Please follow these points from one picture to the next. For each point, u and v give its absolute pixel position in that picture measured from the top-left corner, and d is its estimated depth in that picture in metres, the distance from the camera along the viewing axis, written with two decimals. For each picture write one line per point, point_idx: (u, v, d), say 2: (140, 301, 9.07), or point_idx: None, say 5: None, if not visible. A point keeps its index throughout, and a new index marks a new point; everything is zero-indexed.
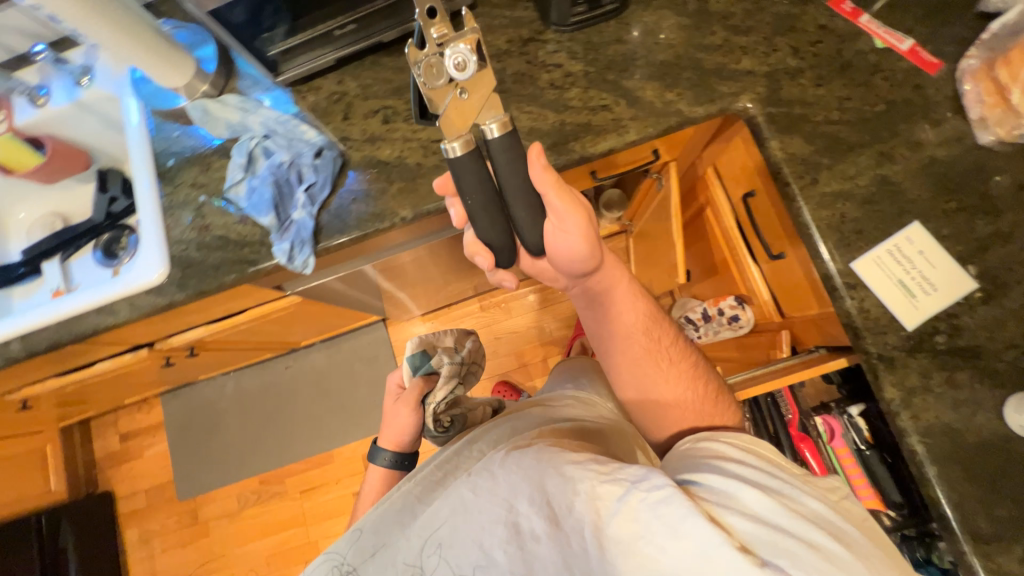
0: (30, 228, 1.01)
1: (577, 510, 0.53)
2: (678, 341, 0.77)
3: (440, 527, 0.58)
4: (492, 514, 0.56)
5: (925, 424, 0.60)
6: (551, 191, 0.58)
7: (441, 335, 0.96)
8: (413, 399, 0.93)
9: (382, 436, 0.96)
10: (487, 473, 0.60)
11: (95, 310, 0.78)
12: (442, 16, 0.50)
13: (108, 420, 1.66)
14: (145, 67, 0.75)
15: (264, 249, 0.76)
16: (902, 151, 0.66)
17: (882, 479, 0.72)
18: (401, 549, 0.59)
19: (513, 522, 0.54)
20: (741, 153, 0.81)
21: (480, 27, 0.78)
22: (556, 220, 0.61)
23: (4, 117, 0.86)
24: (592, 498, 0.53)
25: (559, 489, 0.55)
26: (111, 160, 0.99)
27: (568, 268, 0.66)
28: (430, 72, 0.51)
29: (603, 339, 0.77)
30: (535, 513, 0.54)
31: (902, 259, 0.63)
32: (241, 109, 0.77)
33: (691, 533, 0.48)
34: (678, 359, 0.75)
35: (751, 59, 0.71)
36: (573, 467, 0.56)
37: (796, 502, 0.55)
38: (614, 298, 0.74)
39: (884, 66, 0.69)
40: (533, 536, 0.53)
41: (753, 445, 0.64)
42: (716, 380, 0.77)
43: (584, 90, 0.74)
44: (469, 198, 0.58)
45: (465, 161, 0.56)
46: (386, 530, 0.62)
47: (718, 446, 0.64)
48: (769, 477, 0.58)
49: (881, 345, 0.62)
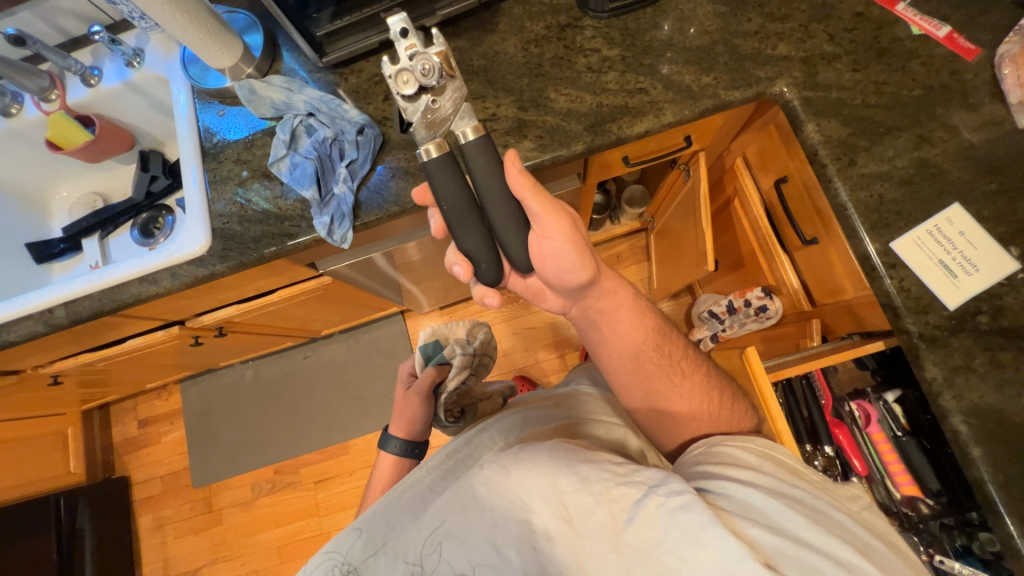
0: (72, 206, 1.04)
1: (593, 512, 0.51)
2: (687, 354, 0.76)
3: (446, 523, 0.57)
4: (504, 511, 0.54)
5: (969, 403, 0.59)
6: (528, 196, 0.59)
7: (454, 327, 0.98)
8: (424, 389, 0.90)
9: (393, 423, 0.93)
10: (498, 467, 0.57)
11: (137, 281, 0.80)
12: (410, 32, 0.53)
13: (127, 406, 1.68)
14: (197, 46, 0.77)
15: (304, 223, 0.78)
16: (940, 135, 0.67)
17: (920, 467, 0.70)
18: (410, 536, 0.59)
19: (525, 520, 0.53)
20: (774, 140, 0.82)
21: (520, 13, 0.81)
22: (539, 228, 0.62)
23: (59, 97, 0.90)
24: (607, 500, 0.52)
25: (573, 489, 0.53)
26: (153, 142, 1.03)
27: (561, 280, 0.66)
28: (400, 80, 0.53)
29: (609, 361, 0.74)
30: (546, 512, 0.52)
31: (943, 239, 0.63)
32: (286, 88, 0.81)
33: (713, 544, 0.47)
34: (691, 371, 0.74)
35: (787, 45, 0.73)
36: (588, 467, 0.55)
37: (821, 512, 0.53)
38: (620, 316, 0.73)
39: (922, 52, 0.70)
40: (544, 534, 0.52)
41: (770, 450, 0.63)
42: (730, 389, 0.75)
43: (621, 74, 0.76)
44: (445, 203, 0.60)
45: (438, 164, 0.58)
46: (393, 523, 0.61)
47: (731, 450, 0.63)
48: (789, 486, 0.56)
49: (922, 325, 0.62)
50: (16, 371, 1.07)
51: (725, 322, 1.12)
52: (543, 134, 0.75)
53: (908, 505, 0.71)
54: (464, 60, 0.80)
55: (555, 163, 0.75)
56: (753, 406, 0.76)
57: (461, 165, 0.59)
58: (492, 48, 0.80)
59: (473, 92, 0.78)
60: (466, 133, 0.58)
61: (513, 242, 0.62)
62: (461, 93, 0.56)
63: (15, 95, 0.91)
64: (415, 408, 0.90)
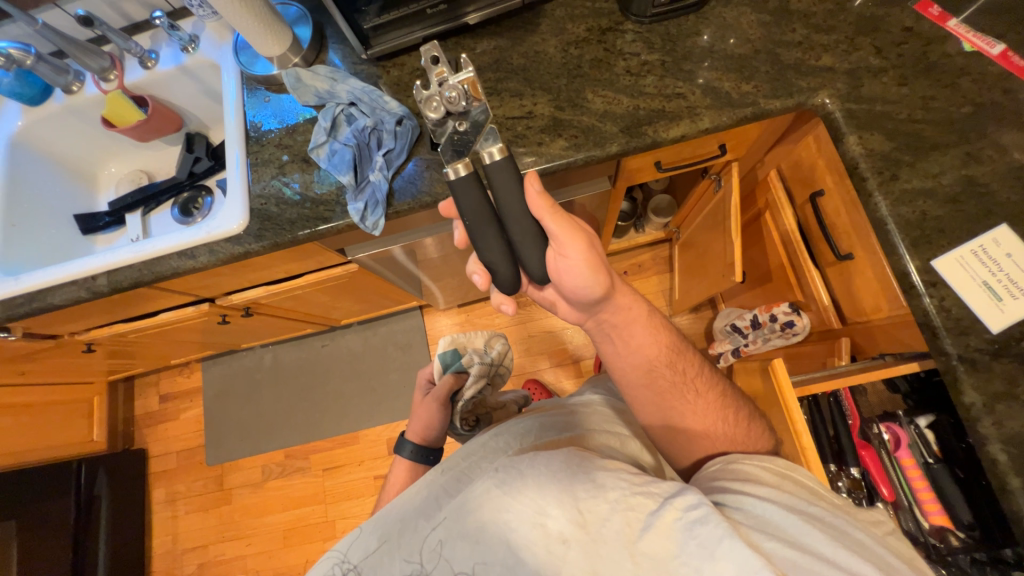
0: (119, 182, 1.09)
1: (609, 519, 0.51)
2: (703, 372, 0.74)
3: (457, 525, 0.56)
4: (521, 514, 0.52)
5: (1009, 431, 0.57)
6: (546, 215, 0.59)
7: (472, 336, 0.98)
8: (441, 395, 0.88)
9: (410, 428, 0.90)
10: (514, 471, 0.56)
11: (176, 255, 0.83)
12: (440, 61, 0.57)
13: (151, 380, 1.73)
14: (250, 34, 0.79)
15: (339, 208, 0.80)
16: (989, 153, 0.65)
17: (952, 496, 0.68)
18: (424, 533, 0.58)
19: (541, 524, 0.51)
20: (811, 152, 0.81)
21: (563, 15, 0.82)
22: (556, 246, 0.61)
23: (117, 78, 0.95)
24: (625, 507, 0.52)
25: (588, 495, 0.52)
26: (199, 126, 1.07)
27: (575, 295, 0.65)
28: (427, 104, 0.57)
29: (622, 374, 0.73)
30: (562, 516, 0.51)
31: (989, 260, 0.61)
32: (330, 78, 0.83)
33: (730, 556, 0.46)
34: (706, 389, 0.73)
35: (832, 56, 0.73)
36: (605, 475, 0.55)
37: (842, 531, 0.51)
38: (633, 331, 0.71)
39: (974, 68, 0.69)
40: (559, 539, 0.50)
41: (790, 470, 0.61)
42: (747, 409, 0.74)
43: (659, 78, 0.76)
44: (468, 218, 0.61)
45: (465, 181, 0.59)
46: (403, 521, 0.60)
47: (747, 467, 0.62)
48: (807, 503, 0.55)
49: (962, 346, 0.60)
50: (53, 337, 1.11)
51: (749, 337, 1.10)
52: (578, 133, 0.75)
53: (937, 536, 0.68)
54: (504, 59, 0.81)
55: (588, 163, 0.75)
56: (771, 428, 0.74)
57: (484, 182, 0.60)
58: (532, 48, 0.81)
59: (511, 90, 0.79)
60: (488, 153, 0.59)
61: (532, 257, 0.61)
62: (484, 116, 0.59)
63: (77, 74, 0.96)
64: (432, 413, 0.88)
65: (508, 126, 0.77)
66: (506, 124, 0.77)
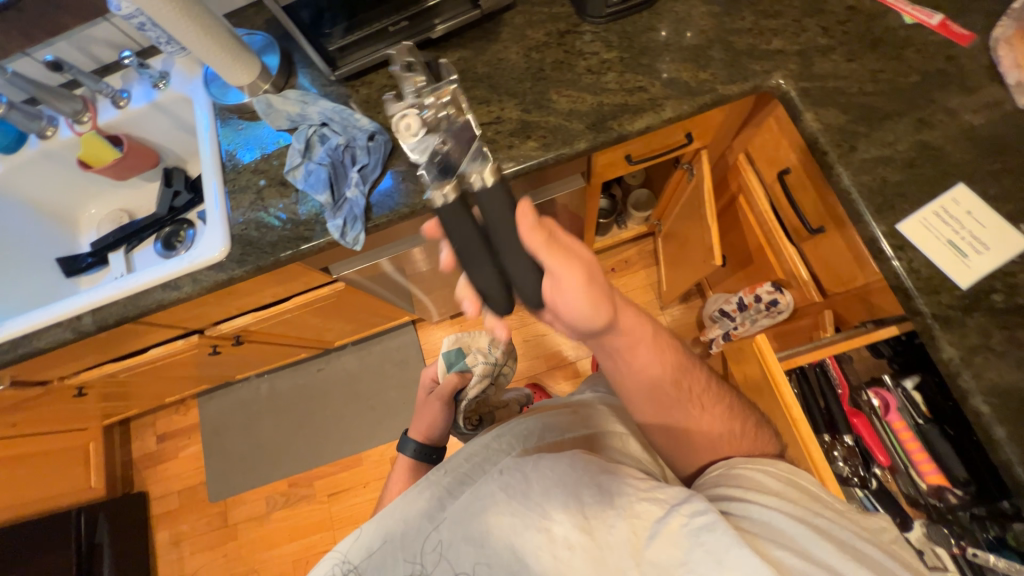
0: (99, 223, 1.09)
1: (614, 526, 0.51)
2: (709, 384, 0.72)
3: (463, 527, 0.56)
4: (526, 518, 0.53)
5: (989, 383, 0.58)
6: (541, 250, 0.54)
7: (475, 335, 0.96)
8: (446, 394, 0.87)
9: (411, 426, 0.90)
10: (518, 473, 0.57)
11: (160, 287, 0.83)
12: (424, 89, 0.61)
13: (147, 421, 1.70)
14: (218, 65, 0.80)
15: (318, 227, 0.80)
16: (939, 118, 0.68)
17: (944, 454, 0.69)
18: (427, 535, 0.58)
19: (545, 529, 0.52)
20: (773, 133, 0.84)
21: (522, 23, 0.85)
22: (554, 279, 0.55)
23: (90, 119, 0.96)
24: (630, 514, 0.52)
25: (595, 502, 0.53)
26: (176, 160, 1.08)
27: (574, 326, 0.59)
28: (408, 123, 0.58)
29: (627, 391, 0.69)
30: (567, 521, 0.52)
31: (950, 219, 0.63)
32: (301, 101, 0.84)
33: (738, 565, 0.46)
34: (713, 403, 0.70)
35: (781, 39, 0.76)
36: (611, 479, 0.55)
37: (848, 541, 0.52)
38: (638, 353, 0.66)
39: (916, 39, 0.72)
40: (564, 544, 0.51)
41: (795, 475, 0.62)
42: (748, 411, 0.73)
43: (620, 74, 0.78)
44: (456, 246, 0.57)
45: (451, 209, 0.55)
46: (405, 523, 0.60)
47: (750, 472, 0.62)
48: (813, 512, 0.55)
49: (935, 305, 0.61)
50: (42, 384, 1.10)
51: (737, 320, 1.11)
52: (547, 133, 0.77)
53: (936, 496, 0.69)
54: (469, 68, 0.84)
55: (559, 161, 0.77)
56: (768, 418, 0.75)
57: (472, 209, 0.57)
58: (495, 56, 0.83)
59: (478, 97, 0.81)
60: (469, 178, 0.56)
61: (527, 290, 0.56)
62: (466, 133, 0.58)
63: (51, 119, 0.97)
64: (435, 413, 0.88)
65: (480, 132, 0.79)
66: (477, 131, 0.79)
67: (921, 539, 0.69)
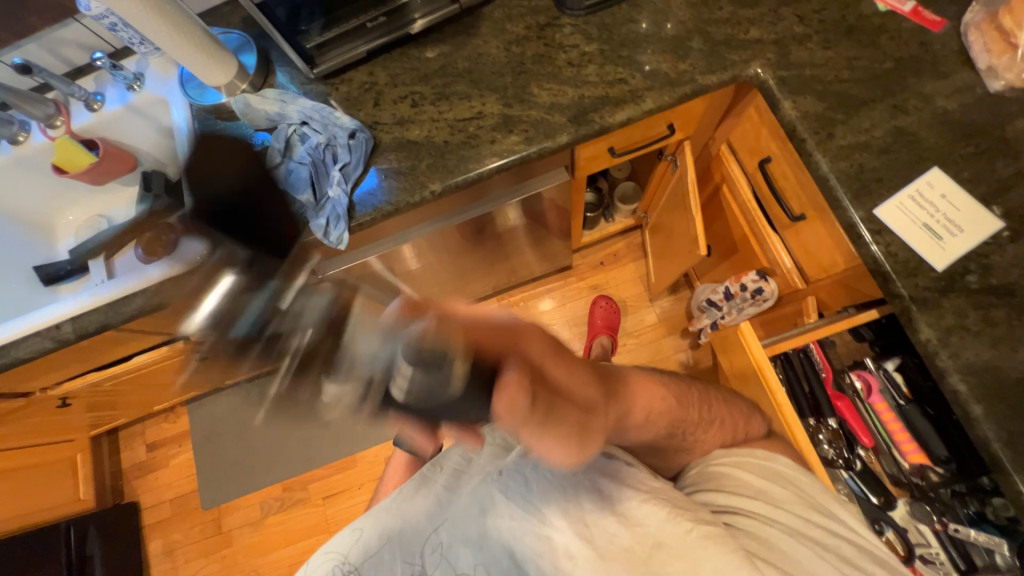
0: (77, 229, 1.06)
1: (616, 535, 0.54)
2: (706, 404, 0.69)
3: (469, 529, 0.60)
4: (527, 526, 0.56)
5: (965, 361, 0.59)
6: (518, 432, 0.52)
7: None
8: None
9: None
10: (519, 476, 0.59)
11: (141, 292, 0.82)
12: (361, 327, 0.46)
13: (135, 430, 1.67)
14: (192, 65, 0.79)
15: (301, 227, 0.80)
16: (914, 103, 0.69)
17: (925, 433, 0.71)
18: (427, 537, 0.61)
19: (546, 535, 0.55)
20: (754, 123, 0.84)
21: (502, 16, 0.84)
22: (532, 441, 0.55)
23: (64, 123, 0.94)
24: (632, 524, 0.55)
25: (595, 510, 0.56)
26: (155, 163, 1.06)
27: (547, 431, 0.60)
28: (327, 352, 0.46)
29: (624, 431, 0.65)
30: (568, 530, 0.55)
31: (926, 203, 0.64)
32: (280, 100, 0.83)
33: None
34: (709, 425, 0.68)
35: (759, 29, 0.76)
36: (613, 485, 0.58)
37: (828, 546, 0.58)
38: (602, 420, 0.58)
39: (890, 27, 0.73)
40: (566, 554, 0.54)
41: (779, 471, 0.66)
42: (739, 412, 0.72)
43: (600, 66, 0.78)
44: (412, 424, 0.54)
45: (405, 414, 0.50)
46: (403, 524, 0.62)
47: (725, 467, 0.67)
48: (797, 516, 0.61)
49: (913, 287, 0.62)
50: (24, 395, 1.08)
51: (724, 309, 1.12)
52: (529, 128, 0.77)
53: (918, 475, 0.70)
54: (450, 63, 0.83)
55: (542, 155, 0.77)
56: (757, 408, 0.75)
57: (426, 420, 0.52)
58: (475, 50, 0.83)
59: (459, 92, 0.81)
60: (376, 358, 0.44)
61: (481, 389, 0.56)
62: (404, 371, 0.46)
63: (23, 123, 0.95)
64: None
65: (462, 128, 0.79)
66: (459, 126, 0.79)
67: (906, 517, 0.70)
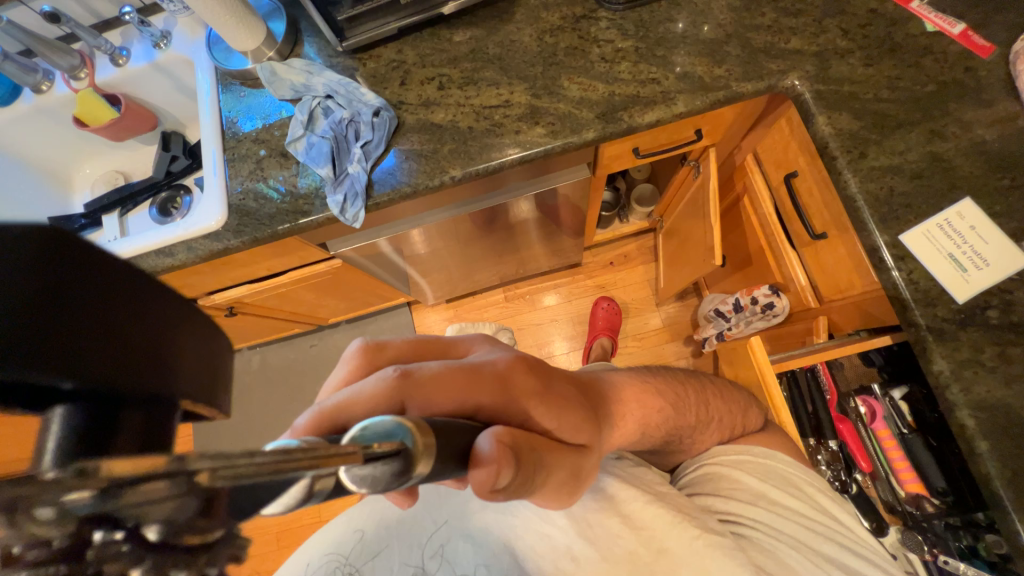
0: (94, 184, 1.06)
1: (620, 537, 0.55)
2: (707, 411, 0.67)
3: (469, 519, 0.60)
4: (527, 522, 0.57)
5: (976, 397, 0.58)
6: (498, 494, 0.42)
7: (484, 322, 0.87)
8: None
9: None
10: None
11: (153, 254, 0.82)
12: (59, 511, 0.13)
13: None
14: (220, 27, 0.77)
15: (318, 201, 0.79)
16: (952, 130, 0.67)
17: (925, 464, 0.69)
18: (429, 535, 0.60)
19: (546, 535, 0.56)
20: (784, 135, 0.83)
21: (537, 4, 0.83)
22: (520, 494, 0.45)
23: (88, 76, 0.93)
24: (636, 528, 0.56)
25: (597, 509, 0.56)
26: (175, 124, 1.05)
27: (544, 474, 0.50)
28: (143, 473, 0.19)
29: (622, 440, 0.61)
30: (569, 530, 0.55)
31: (953, 233, 0.63)
32: (306, 72, 0.83)
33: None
34: (706, 434, 0.67)
35: (800, 39, 0.74)
36: (620, 485, 0.58)
37: (830, 558, 0.58)
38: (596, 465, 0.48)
39: (935, 48, 0.71)
40: (568, 555, 0.55)
41: (778, 475, 0.65)
42: (739, 424, 0.70)
43: (633, 64, 0.77)
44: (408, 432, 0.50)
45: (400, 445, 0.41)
46: (400, 519, 0.61)
47: (727, 467, 0.66)
48: (799, 525, 0.60)
49: (931, 317, 0.61)
50: None
51: (731, 321, 1.11)
52: (555, 121, 0.76)
53: (913, 503, 0.71)
54: (480, 48, 0.82)
55: (566, 150, 0.76)
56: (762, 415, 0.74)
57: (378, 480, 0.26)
58: (507, 37, 0.82)
59: (488, 79, 0.80)
60: (164, 522, 0.14)
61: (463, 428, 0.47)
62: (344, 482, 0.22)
63: (46, 72, 0.94)
64: None
65: (487, 115, 0.78)
66: (485, 114, 0.78)
67: (895, 543, 0.72)
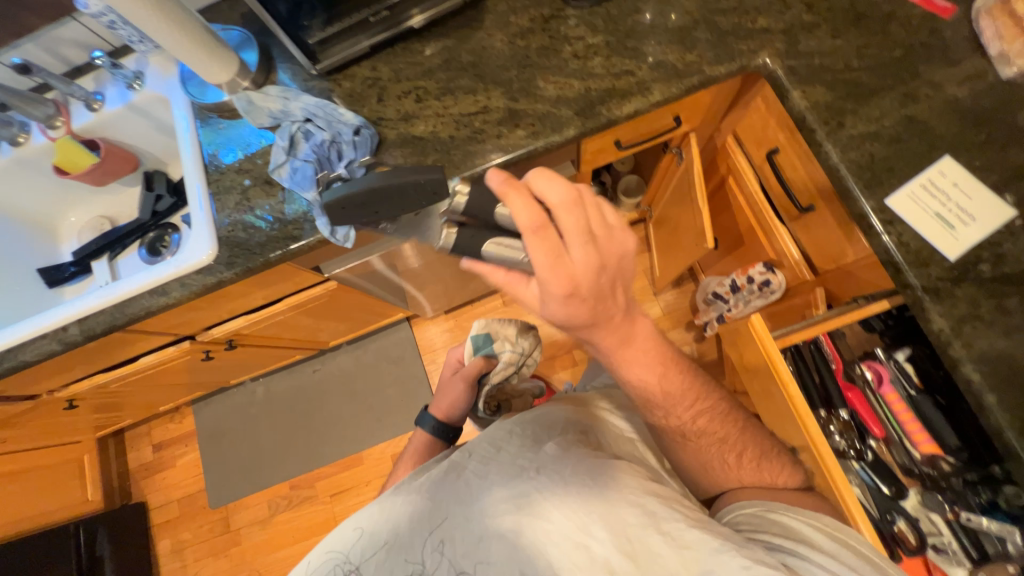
0: (80, 231, 1.06)
1: (661, 555, 0.54)
2: (707, 400, 0.69)
3: (498, 531, 0.57)
4: (563, 529, 0.56)
5: (979, 351, 0.59)
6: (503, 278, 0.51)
7: (503, 322, 0.88)
8: (469, 377, 0.87)
9: (434, 403, 0.92)
10: (558, 478, 0.60)
11: (147, 294, 0.81)
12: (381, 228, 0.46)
13: (142, 430, 1.57)
14: (192, 62, 0.77)
15: (307, 225, 0.79)
16: (924, 91, 0.68)
17: (937, 423, 0.71)
18: (426, 538, 0.59)
19: (584, 545, 0.55)
20: (761, 114, 0.84)
21: (504, 10, 0.83)
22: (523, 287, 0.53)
23: (64, 124, 0.93)
24: (678, 546, 0.55)
25: (639, 524, 0.57)
26: (156, 163, 1.05)
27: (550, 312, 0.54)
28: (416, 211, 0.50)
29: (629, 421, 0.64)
30: (606, 541, 0.55)
31: (937, 192, 0.63)
32: (282, 97, 0.81)
33: None
34: (716, 425, 0.70)
35: (767, 17, 0.75)
36: (661, 506, 0.59)
37: None
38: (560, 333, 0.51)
39: (899, 13, 0.72)
40: (604, 565, 0.54)
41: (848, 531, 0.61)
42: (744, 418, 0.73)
43: (607, 58, 0.77)
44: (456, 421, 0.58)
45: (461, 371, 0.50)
46: (412, 533, 0.60)
47: (793, 523, 0.64)
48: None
49: (926, 277, 0.62)
50: (32, 397, 1.04)
51: (730, 302, 1.13)
52: (535, 121, 0.76)
53: (929, 464, 0.71)
54: (454, 57, 0.82)
55: (549, 150, 0.77)
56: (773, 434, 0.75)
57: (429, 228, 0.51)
58: (479, 44, 0.82)
59: (464, 87, 0.80)
60: None
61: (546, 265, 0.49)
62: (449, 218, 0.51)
63: (23, 124, 0.94)
64: (456, 394, 0.89)
65: (468, 123, 0.78)
66: (465, 122, 0.78)
67: (917, 507, 0.71)
